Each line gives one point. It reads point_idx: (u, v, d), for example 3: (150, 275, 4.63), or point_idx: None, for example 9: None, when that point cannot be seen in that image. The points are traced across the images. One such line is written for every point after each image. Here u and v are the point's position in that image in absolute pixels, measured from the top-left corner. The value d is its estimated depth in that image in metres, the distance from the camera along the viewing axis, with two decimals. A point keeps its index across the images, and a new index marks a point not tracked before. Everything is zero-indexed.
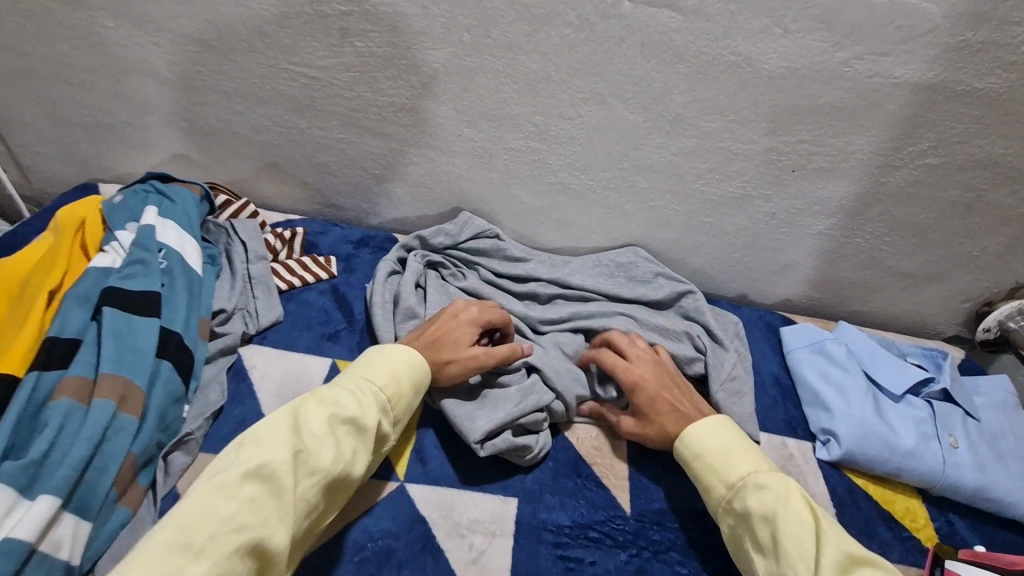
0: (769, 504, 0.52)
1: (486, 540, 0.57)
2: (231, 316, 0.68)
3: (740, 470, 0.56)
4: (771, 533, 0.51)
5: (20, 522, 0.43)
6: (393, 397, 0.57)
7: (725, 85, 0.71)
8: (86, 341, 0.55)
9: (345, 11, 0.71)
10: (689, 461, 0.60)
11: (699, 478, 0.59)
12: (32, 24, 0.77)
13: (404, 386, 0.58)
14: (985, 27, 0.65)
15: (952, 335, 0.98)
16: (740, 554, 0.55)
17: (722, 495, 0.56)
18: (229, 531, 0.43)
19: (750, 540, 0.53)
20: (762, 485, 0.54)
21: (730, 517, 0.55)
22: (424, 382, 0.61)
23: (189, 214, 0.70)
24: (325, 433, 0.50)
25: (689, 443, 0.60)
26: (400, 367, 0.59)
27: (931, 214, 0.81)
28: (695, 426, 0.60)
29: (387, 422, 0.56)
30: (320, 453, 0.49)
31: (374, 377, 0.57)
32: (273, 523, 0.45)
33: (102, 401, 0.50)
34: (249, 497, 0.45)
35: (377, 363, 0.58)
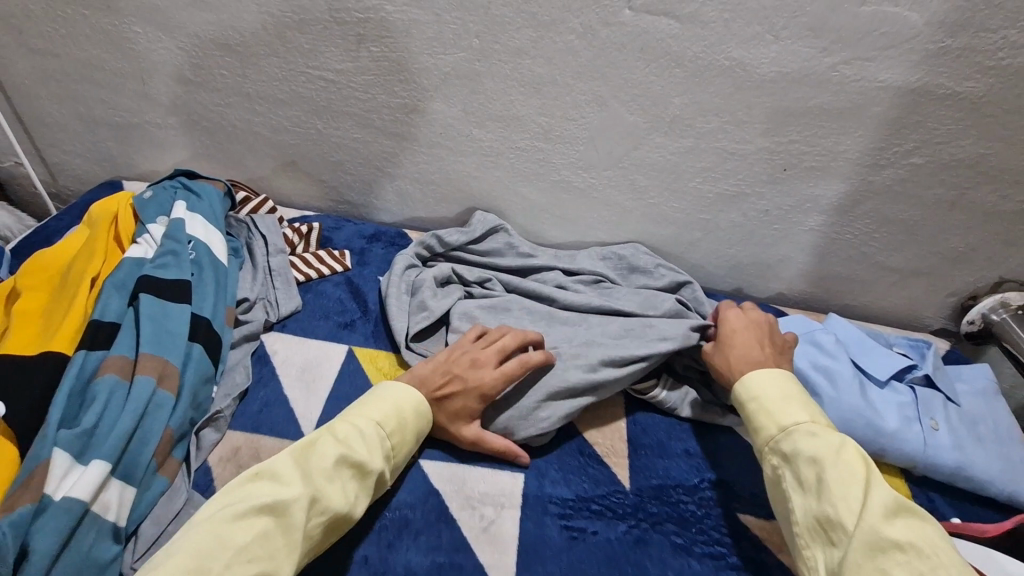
0: (819, 448, 0.55)
1: (496, 511, 0.61)
2: (254, 305, 0.73)
3: (795, 417, 0.59)
4: (817, 473, 0.54)
5: (76, 484, 0.48)
6: (399, 446, 0.58)
7: (720, 88, 0.76)
8: (125, 324, 0.59)
9: (362, 18, 0.75)
10: (745, 402, 0.63)
11: (751, 419, 0.62)
12: (66, 30, 0.81)
13: (411, 433, 0.59)
14: (963, 35, 0.69)
15: (939, 328, 1.02)
16: (777, 493, 0.58)
17: (771, 436, 0.60)
18: (243, 559, 0.44)
19: (793, 480, 0.56)
20: (814, 433, 0.57)
21: (777, 457, 0.59)
22: (426, 429, 0.62)
23: (213, 209, 0.75)
24: (333, 473, 0.51)
25: (746, 386, 0.64)
26: (410, 413, 0.60)
27: (916, 210, 0.86)
28: (753, 375, 0.64)
29: (389, 469, 0.57)
30: (331, 494, 0.50)
31: (386, 421, 0.57)
32: (281, 558, 0.46)
33: (144, 378, 0.55)
34: (261, 530, 0.46)
35: (384, 404, 0.59)
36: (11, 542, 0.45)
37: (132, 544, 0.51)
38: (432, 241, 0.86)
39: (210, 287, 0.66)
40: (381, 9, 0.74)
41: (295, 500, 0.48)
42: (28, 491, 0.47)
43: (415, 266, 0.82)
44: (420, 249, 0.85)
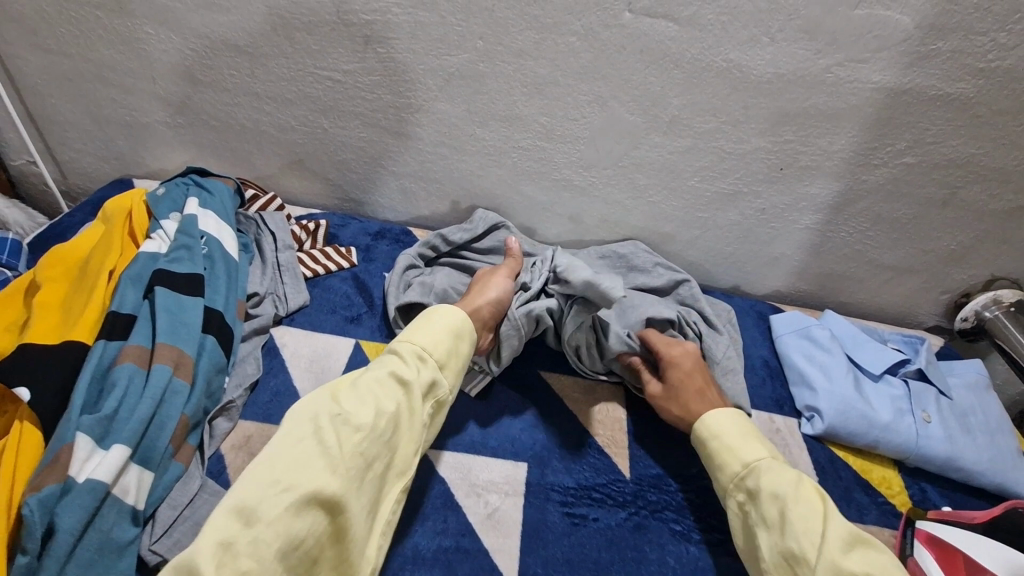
0: (780, 484, 0.58)
1: (500, 498, 0.63)
2: (263, 300, 0.75)
3: (755, 452, 0.62)
4: (778, 510, 0.56)
5: (98, 466, 0.50)
6: (427, 348, 0.61)
7: (717, 89, 0.78)
8: (142, 315, 0.61)
9: (369, 20, 0.77)
10: (707, 442, 0.65)
11: (715, 457, 0.63)
12: (79, 30, 0.83)
13: (438, 336, 0.63)
14: (953, 37, 0.71)
15: (933, 325, 1.04)
16: (744, 531, 0.59)
17: (736, 472, 0.61)
18: (280, 489, 0.48)
19: (756, 516, 0.58)
20: (773, 468, 0.60)
21: (741, 494, 0.60)
22: (462, 326, 0.66)
23: (225, 205, 0.77)
24: (360, 397, 0.56)
25: (707, 425, 0.65)
26: (429, 325, 0.64)
27: (909, 209, 0.88)
28: (712, 412, 0.66)
29: (428, 369, 0.60)
30: (359, 412, 0.54)
31: (404, 339, 0.62)
32: (323, 476, 0.50)
33: (161, 366, 0.57)
34: (298, 457, 0.51)
35: (407, 332, 0.64)
36: (37, 520, 0.47)
37: (150, 526, 0.53)
38: (436, 239, 0.86)
39: (222, 281, 0.68)
40: (388, 11, 0.76)
41: (321, 427, 0.53)
42: (53, 473, 0.49)
43: (416, 265, 0.84)
44: (425, 249, 0.86)
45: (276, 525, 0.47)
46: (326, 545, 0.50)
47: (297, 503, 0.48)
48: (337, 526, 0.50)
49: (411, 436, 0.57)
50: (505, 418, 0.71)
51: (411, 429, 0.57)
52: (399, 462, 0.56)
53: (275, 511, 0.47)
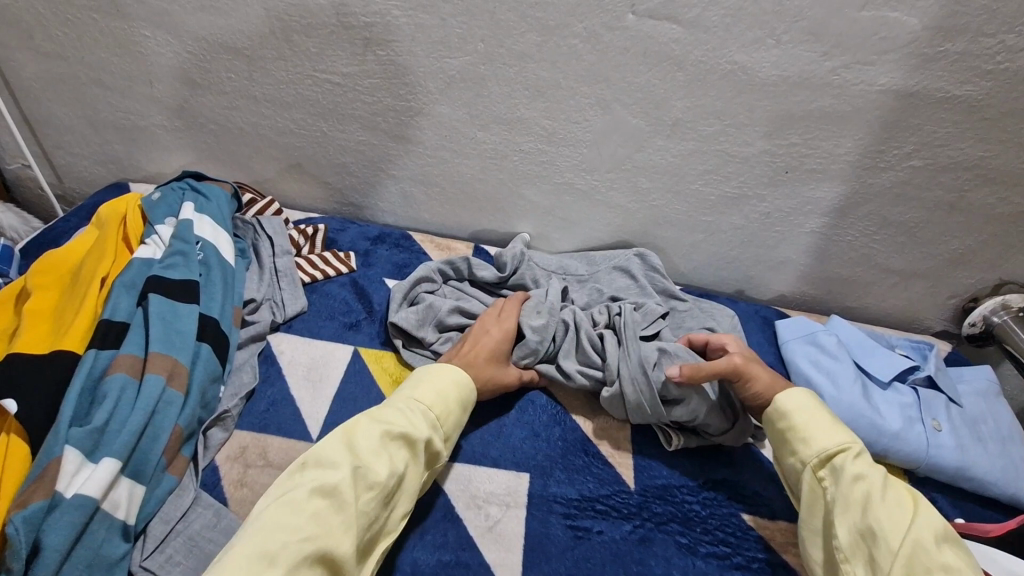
0: (865, 470, 0.57)
1: (501, 511, 0.62)
2: (260, 306, 0.73)
3: (847, 436, 0.60)
4: (865, 494, 0.55)
5: (87, 481, 0.48)
6: (441, 414, 0.59)
7: (722, 91, 0.77)
8: (135, 323, 0.59)
9: (368, 22, 0.76)
10: (790, 419, 0.62)
11: (796, 434, 0.62)
12: (76, 33, 0.82)
13: (452, 401, 0.61)
14: (961, 39, 0.70)
15: (940, 330, 1.03)
16: (817, 510, 0.58)
17: (822, 448, 0.59)
18: (299, 539, 0.47)
19: (835, 492, 0.57)
20: (862, 457, 0.59)
21: (823, 470, 0.59)
22: (471, 397, 0.63)
23: (222, 210, 0.75)
24: (378, 450, 0.54)
25: (788, 400, 0.63)
26: (446, 384, 0.61)
27: (917, 213, 0.86)
28: (793, 391, 0.64)
29: (437, 437, 0.58)
30: (376, 468, 0.52)
31: (421, 395, 0.60)
32: (336, 533, 0.48)
33: (154, 375, 0.55)
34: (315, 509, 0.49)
35: (425, 382, 0.61)
36: (22, 538, 0.45)
37: (141, 542, 0.51)
38: (458, 264, 0.83)
39: (218, 287, 0.67)
40: (387, 14, 0.75)
41: (339, 478, 0.51)
42: (40, 488, 0.48)
43: (428, 288, 0.80)
44: (444, 271, 0.82)
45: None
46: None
47: (312, 555, 0.46)
48: None
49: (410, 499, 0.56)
50: (506, 427, 0.70)
51: (412, 493, 0.56)
52: (393, 523, 0.54)
53: (292, 562, 0.46)
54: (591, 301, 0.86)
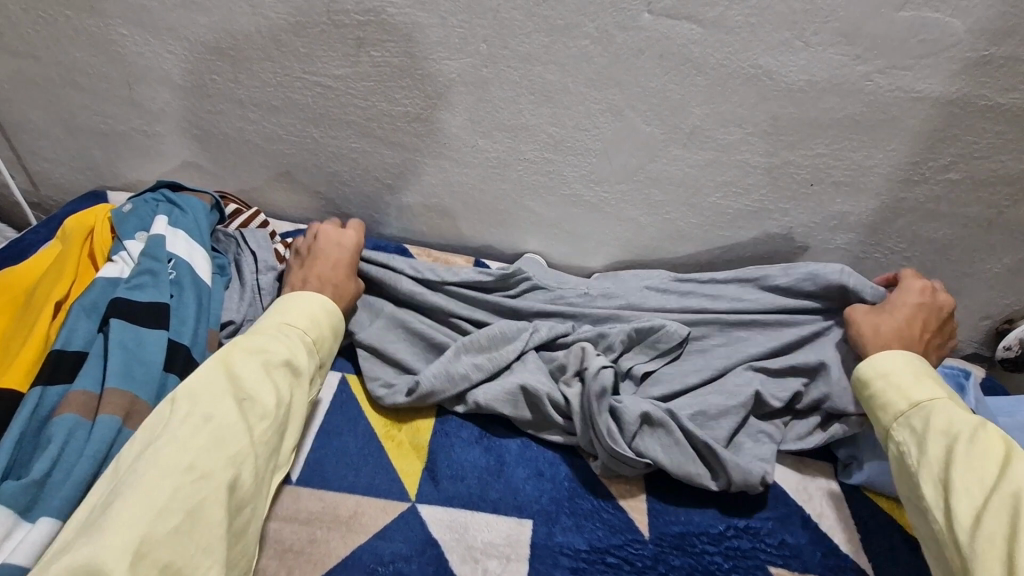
0: (951, 426, 0.56)
1: (501, 565, 0.55)
2: (240, 327, 0.67)
3: (930, 394, 0.59)
4: (946, 449, 0.55)
5: (19, 545, 0.42)
6: (317, 339, 0.60)
7: (744, 97, 0.70)
8: (92, 354, 0.53)
9: (361, 20, 0.70)
10: (872, 379, 0.63)
11: (876, 396, 0.62)
12: (48, 32, 0.77)
13: (324, 326, 0.62)
14: (1008, 42, 0.63)
15: (971, 352, 0.96)
16: (902, 469, 0.58)
17: (902, 409, 0.60)
18: (194, 478, 0.45)
19: (918, 453, 0.57)
20: (946, 411, 0.58)
21: (904, 431, 0.59)
22: (341, 320, 0.65)
23: (199, 223, 0.69)
24: (261, 378, 0.53)
25: (874, 362, 0.63)
26: (315, 310, 0.62)
27: (951, 230, 0.80)
28: (907, 355, 0.64)
29: (315, 360, 0.59)
30: (261, 396, 0.52)
31: (294, 321, 0.59)
32: (234, 465, 0.48)
33: (108, 416, 0.49)
34: (202, 443, 0.47)
35: (294, 310, 0.61)
36: None
37: None
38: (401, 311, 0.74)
39: (191, 308, 0.60)
40: (382, 11, 0.69)
41: (221, 412, 0.49)
42: None
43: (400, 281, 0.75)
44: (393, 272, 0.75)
45: (196, 518, 0.44)
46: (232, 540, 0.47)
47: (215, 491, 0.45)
48: (243, 514, 0.48)
49: (302, 426, 0.57)
50: (507, 465, 0.64)
51: (303, 420, 0.57)
52: (289, 452, 0.55)
53: (195, 499, 0.44)
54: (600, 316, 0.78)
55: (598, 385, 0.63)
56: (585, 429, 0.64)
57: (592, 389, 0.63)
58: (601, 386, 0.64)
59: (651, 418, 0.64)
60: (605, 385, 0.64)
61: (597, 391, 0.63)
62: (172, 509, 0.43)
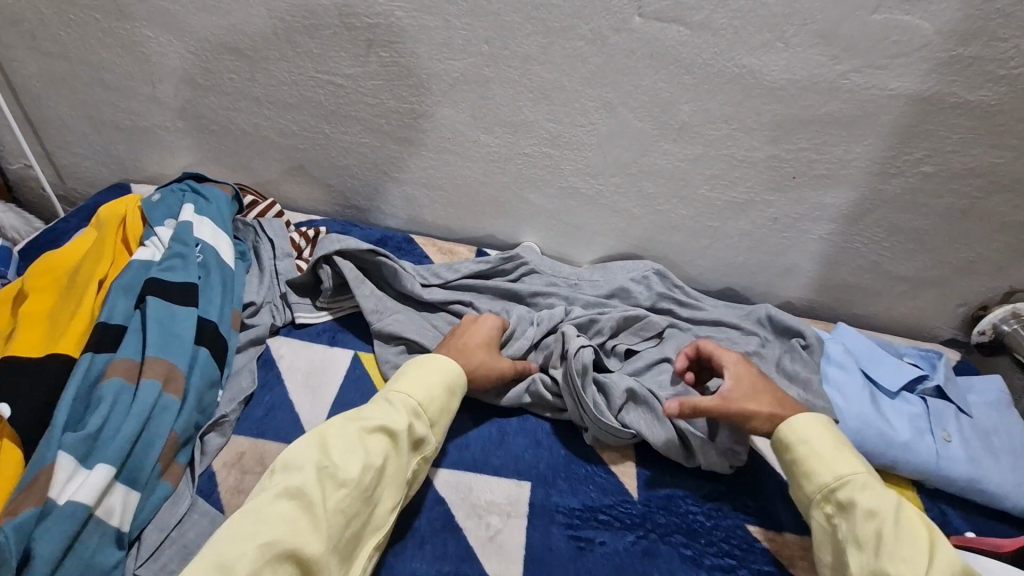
0: (877, 502, 0.55)
1: (502, 521, 0.61)
2: (260, 309, 0.72)
3: (851, 466, 0.58)
4: (878, 529, 0.53)
5: (81, 487, 0.47)
6: (421, 402, 0.59)
7: (730, 95, 0.76)
8: (131, 327, 0.58)
9: (372, 23, 0.75)
10: (794, 447, 0.61)
11: (801, 465, 0.60)
12: (78, 33, 0.82)
13: (434, 390, 0.60)
14: (974, 43, 0.68)
15: (949, 338, 1.01)
16: (831, 544, 0.57)
17: (827, 482, 0.58)
18: (263, 543, 0.45)
19: (849, 531, 0.55)
20: (872, 485, 0.56)
21: (831, 505, 0.57)
22: (456, 380, 0.63)
23: (221, 212, 0.75)
24: (353, 446, 0.53)
25: (793, 429, 0.61)
26: (425, 374, 0.61)
27: (926, 220, 0.85)
28: (813, 415, 0.63)
29: (419, 425, 0.58)
30: (347, 464, 0.51)
31: (403, 386, 0.60)
32: (306, 531, 0.47)
33: (150, 380, 0.54)
34: (281, 510, 0.48)
35: (409, 375, 0.61)
36: (12, 547, 0.44)
37: (135, 549, 0.50)
38: (411, 287, 0.77)
39: (216, 289, 0.66)
40: (391, 14, 0.74)
41: (307, 478, 0.50)
42: (32, 494, 0.47)
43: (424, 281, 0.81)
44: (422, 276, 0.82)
45: None
46: None
47: (275, 557, 0.45)
48: None
49: (395, 492, 0.55)
50: (507, 435, 0.69)
51: (397, 487, 0.55)
52: (382, 517, 0.54)
53: (254, 565, 0.44)
54: (593, 302, 0.85)
55: (578, 363, 0.68)
56: (575, 406, 0.69)
57: (575, 367, 0.68)
58: (582, 364, 0.69)
59: (634, 396, 0.70)
60: (586, 363, 0.69)
61: (579, 369, 0.68)
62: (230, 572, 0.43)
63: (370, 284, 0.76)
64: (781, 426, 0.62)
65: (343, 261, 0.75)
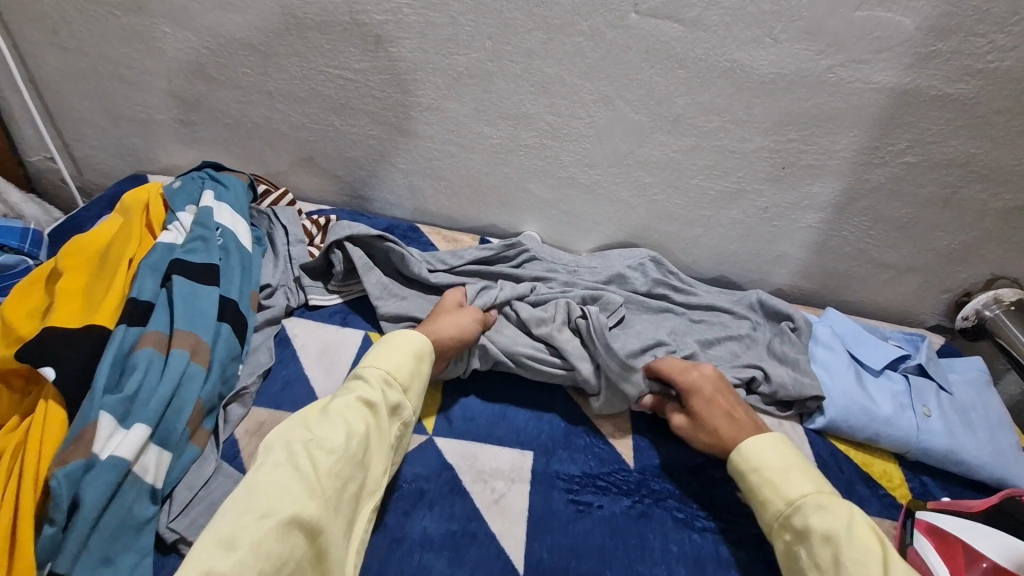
0: (831, 524, 0.55)
1: (507, 486, 0.65)
2: (275, 291, 0.76)
3: (801, 488, 0.58)
4: (834, 555, 0.53)
5: (121, 445, 0.52)
6: (392, 371, 0.62)
7: (722, 88, 0.79)
8: (159, 304, 0.62)
9: (381, 20, 0.79)
10: (746, 474, 0.62)
11: (756, 492, 0.61)
12: (99, 30, 0.86)
13: (403, 358, 0.63)
14: (951, 38, 0.72)
15: (934, 324, 1.05)
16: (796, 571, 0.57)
17: (780, 509, 0.58)
18: (260, 516, 0.48)
19: (807, 557, 0.55)
20: (824, 506, 0.57)
21: (788, 532, 0.57)
22: (424, 347, 0.66)
23: (238, 199, 0.79)
24: (330, 421, 0.56)
25: (743, 456, 0.63)
26: (392, 346, 0.64)
27: (910, 208, 0.89)
28: (764, 435, 0.64)
29: (393, 392, 0.61)
30: (328, 436, 0.54)
31: (372, 360, 0.63)
32: (300, 499, 0.50)
33: (179, 351, 0.58)
34: (273, 484, 0.51)
35: (377, 351, 0.64)
36: (64, 492, 0.48)
37: (167, 505, 0.54)
38: (418, 271, 0.80)
39: (237, 271, 0.70)
40: (400, 11, 0.78)
41: (289, 456, 0.53)
42: (78, 449, 0.51)
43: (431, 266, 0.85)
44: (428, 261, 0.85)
45: (261, 550, 0.46)
46: (307, 565, 0.49)
47: (277, 525, 0.48)
48: (323, 542, 0.50)
49: (382, 454, 0.58)
50: (511, 409, 0.73)
51: (383, 450, 0.58)
52: (375, 479, 0.57)
53: (259, 534, 0.47)
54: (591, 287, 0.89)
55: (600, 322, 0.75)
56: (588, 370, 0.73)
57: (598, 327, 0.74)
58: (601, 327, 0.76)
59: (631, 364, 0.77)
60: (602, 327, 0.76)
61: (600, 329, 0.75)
62: (237, 542, 0.46)
63: (376, 270, 0.80)
64: (734, 454, 0.64)
65: (354, 249, 0.78)
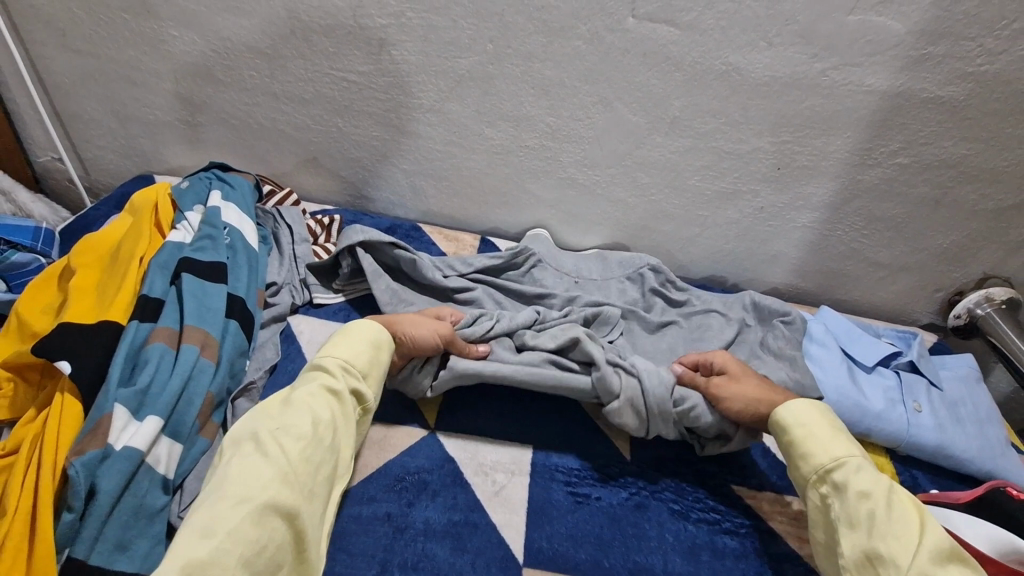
0: (870, 483, 0.57)
1: (507, 477, 0.66)
2: (281, 289, 0.78)
3: (847, 448, 0.60)
4: (869, 510, 0.55)
5: (135, 436, 0.53)
6: (351, 359, 0.63)
7: (717, 90, 0.81)
8: (168, 301, 0.64)
9: (385, 23, 0.81)
10: (790, 429, 0.63)
11: (798, 446, 0.62)
12: (107, 33, 0.87)
13: (360, 346, 0.65)
14: (941, 42, 0.74)
15: (927, 322, 1.07)
16: (823, 523, 0.58)
17: (822, 463, 0.60)
18: (236, 503, 0.49)
19: (840, 509, 0.57)
20: (862, 467, 0.58)
21: (824, 485, 0.59)
22: (380, 336, 0.67)
23: (245, 199, 0.80)
24: (293, 409, 0.57)
25: (788, 412, 0.64)
26: (350, 337, 0.65)
27: (903, 208, 0.91)
28: (809, 402, 0.66)
29: (353, 380, 0.62)
30: (295, 423, 0.55)
31: (330, 350, 0.64)
32: (274, 485, 0.51)
33: (189, 346, 0.60)
34: (245, 473, 0.51)
35: (335, 342, 0.65)
36: (82, 480, 0.50)
37: (179, 495, 0.56)
38: (431, 277, 0.82)
39: (244, 269, 0.72)
40: (403, 15, 0.80)
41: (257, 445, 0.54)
42: (95, 439, 0.52)
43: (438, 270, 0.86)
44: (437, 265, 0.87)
45: (241, 535, 0.47)
46: (287, 551, 0.50)
47: (255, 510, 0.48)
48: (300, 527, 0.51)
49: (349, 440, 0.59)
50: (511, 403, 0.75)
51: (349, 436, 0.59)
52: (343, 466, 0.58)
53: (235, 520, 0.47)
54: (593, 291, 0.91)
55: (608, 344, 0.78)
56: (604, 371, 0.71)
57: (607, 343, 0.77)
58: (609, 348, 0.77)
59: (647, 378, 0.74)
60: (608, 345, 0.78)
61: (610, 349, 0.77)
62: (216, 529, 0.47)
63: (386, 279, 0.81)
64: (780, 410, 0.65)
65: (365, 255, 0.80)
